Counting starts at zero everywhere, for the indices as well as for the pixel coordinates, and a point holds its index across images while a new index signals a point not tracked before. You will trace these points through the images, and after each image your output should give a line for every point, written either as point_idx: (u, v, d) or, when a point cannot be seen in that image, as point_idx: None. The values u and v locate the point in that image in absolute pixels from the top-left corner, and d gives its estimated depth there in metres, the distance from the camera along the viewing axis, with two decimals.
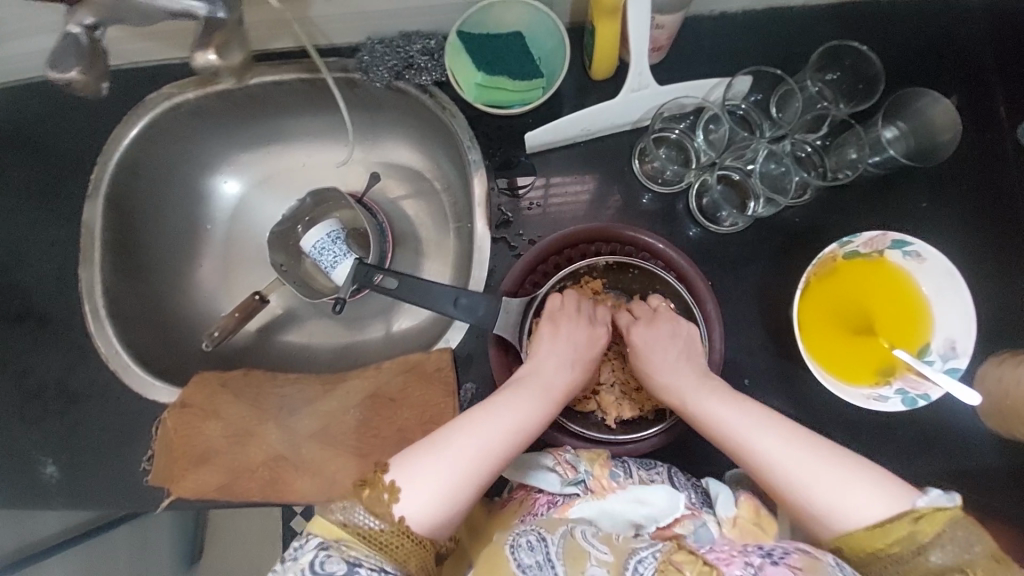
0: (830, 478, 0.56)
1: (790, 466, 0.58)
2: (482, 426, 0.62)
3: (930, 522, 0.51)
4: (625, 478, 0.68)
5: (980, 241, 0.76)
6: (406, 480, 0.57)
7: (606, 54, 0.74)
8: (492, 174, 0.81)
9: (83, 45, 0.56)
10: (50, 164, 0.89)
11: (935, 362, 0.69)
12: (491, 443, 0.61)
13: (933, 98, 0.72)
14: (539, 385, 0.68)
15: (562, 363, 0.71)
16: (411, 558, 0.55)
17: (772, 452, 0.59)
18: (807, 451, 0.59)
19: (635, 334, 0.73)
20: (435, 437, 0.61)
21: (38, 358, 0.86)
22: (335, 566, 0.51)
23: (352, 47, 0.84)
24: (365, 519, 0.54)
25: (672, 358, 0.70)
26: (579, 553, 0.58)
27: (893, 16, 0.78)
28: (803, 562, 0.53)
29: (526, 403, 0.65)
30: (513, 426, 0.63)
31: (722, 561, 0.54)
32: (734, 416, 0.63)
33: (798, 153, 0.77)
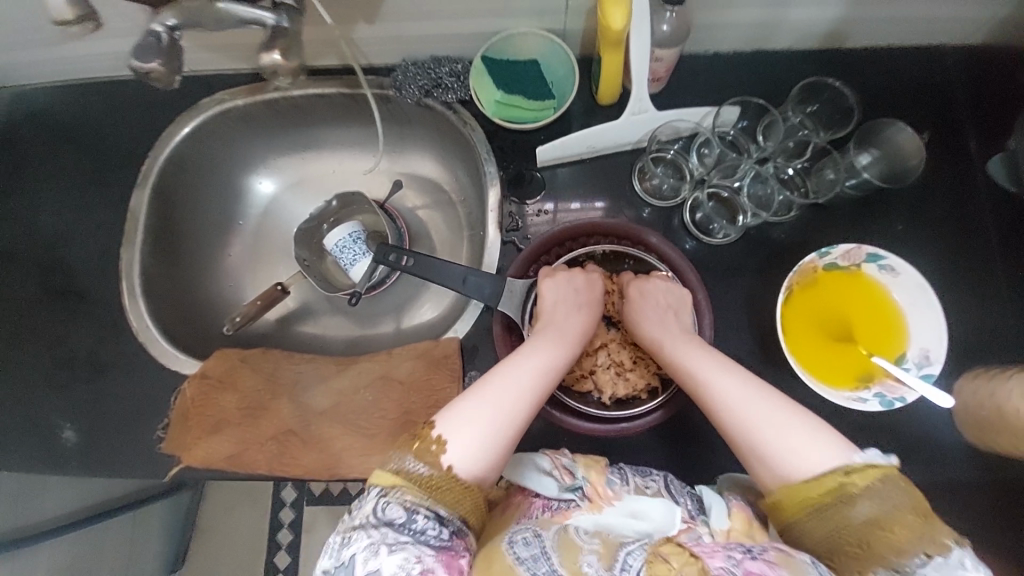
0: (796, 433, 0.60)
1: (744, 407, 0.64)
2: (513, 372, 0.68)
3: (862, 476, 0.56)
4: (620, 487, 0.71)
5: (953, 264, 0.82)
6: (451, 431, 0.62)
7: (611, 81, 0.83)
8: (505, 185, 0.89)
9: (163, 43, 0.66)
10: (108, 155, 0.99)
11: (911, 369, 0.74)
12: (523, 391, 0.66)
13: (899, 127, 0.81)
14: (558, 333, 0.74)
15: (575, 311, 0.77)
16: (462, 503, 0.59)
17: (742, 406, 0.64)
18: (765, 403, 0.64)
19: (632, 287, 0.79)
20: (474, 390, 0.66)
21: (74, 327, 0.92)
22: (396, 513, 0.56)
23: (388, 67, 0.95)
24: (416, 466, 0.59)
25: (660, 317, 0.76)
26: (570, 545, 0.62)
27: (869, 62, 0.88)
28: (779, 557, 0.55)
29: (548, 347, 0.72)
30: (541, 368, 0.69)
31: (705, 553, 0.57)
32: (715, 373, 0.67)
33: (782, 175, 0.86)
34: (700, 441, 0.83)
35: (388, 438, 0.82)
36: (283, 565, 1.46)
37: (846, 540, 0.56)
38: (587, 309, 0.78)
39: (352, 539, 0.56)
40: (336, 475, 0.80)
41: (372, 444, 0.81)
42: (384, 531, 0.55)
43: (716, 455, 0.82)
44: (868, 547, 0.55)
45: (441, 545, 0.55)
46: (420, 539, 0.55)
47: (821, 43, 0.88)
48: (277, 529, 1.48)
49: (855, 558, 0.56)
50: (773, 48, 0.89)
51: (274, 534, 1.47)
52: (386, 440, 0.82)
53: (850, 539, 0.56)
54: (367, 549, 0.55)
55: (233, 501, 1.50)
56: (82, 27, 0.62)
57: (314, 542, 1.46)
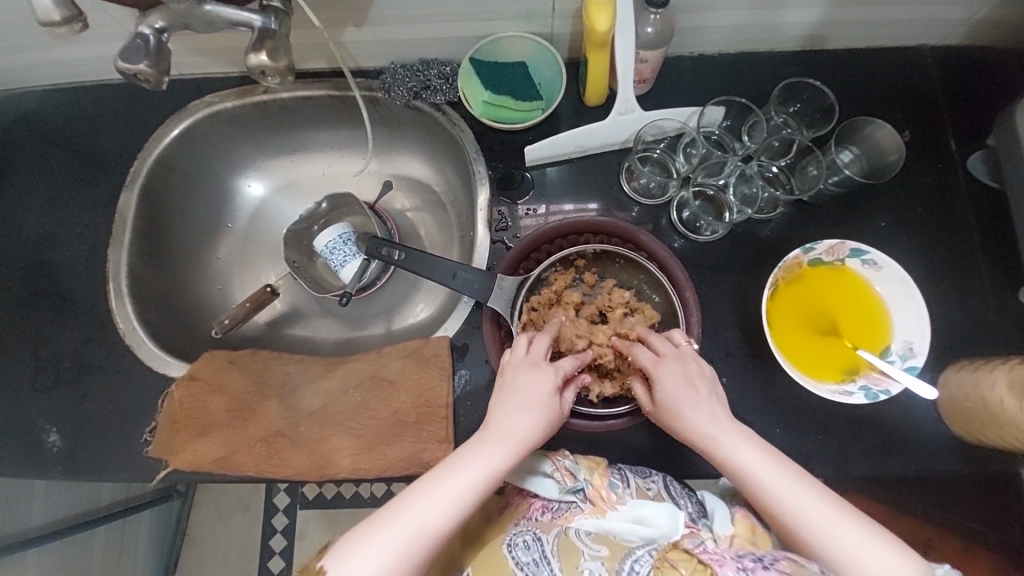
0: (852, 538, 0.57)
1: (802, 514, 0.59)
2: (426, 496, 0.59)
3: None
4: (623, 489, 0.72)
5: (934, 259, 0.84)
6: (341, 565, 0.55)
7: (598, 82, 0.84)
8: (495, 184, 0.90)
9: (151, 45, 0.66)
10: (96, 156, 0.98)
11: (895, 361, 0.75)
12: (434, 516, 0.58)
13: (876, 124, 0.83)
14: (495, 442, 0.63)
15: (522, 411, 0.65)
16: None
17: (798, 509, 0.59)
18: (830, 511, 0.58)
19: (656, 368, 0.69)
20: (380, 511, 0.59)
21: (58, 331, 0.91)
22: None
23: (377, 70, 0.96)
24: None
25: (688, 401, 0.66)
26: (571, 548, 0.67)
27: (849, 63, 0.90)
28: (790, 567, 0.59)
29: (473, 464, 0.61)
30: (457, 495, 0.59)
31: (715, 561, 0.63)
32: (762, 467, 0.61)
33: (766, 174, 0.87)
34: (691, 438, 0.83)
35: (379, 438, 0.81)
36: (277, 570, 1.44)
37: None
38: (536, 409, 0.65)
39: None
40: (325, 476, 0.79)
41: (362, 444, 0.81)
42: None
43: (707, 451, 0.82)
44: None
45: None
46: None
47: (802, 46, 0.90)
48: (268, 535, 1.46)
49: None
50: (757, 50, 0.90)
51: (266, 540, 1.46)
52: (377, 441, 0.81)
53: None
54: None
55: (223, 508, 1.48)
56: (70, 29, 0.62)
57: (306, 548, 1.44)
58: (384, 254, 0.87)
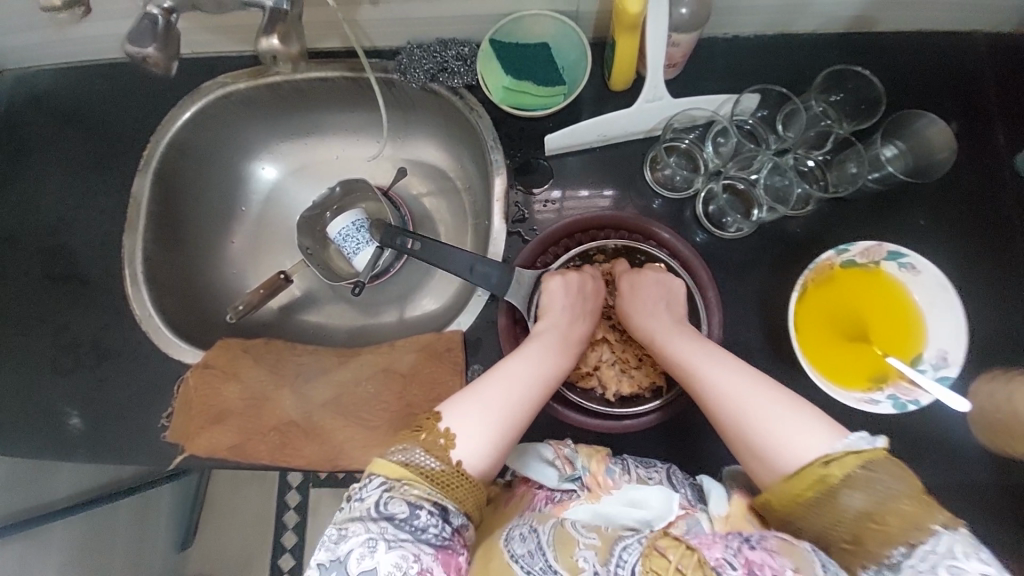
0: (777, 421, 0.60)
1: (739, 406, 0.63)
2: (521, 372, 0.68)
3: (841, 465, 0.55)
4: (620, 475, 0.71)
5: (974, 261, 0.79)
6: (458, 426, 0.62)
7: (625, 66, 0.79)
8: (513, 174, 0.87)
9: (159, 26, 0.64)
10: (108, 138, 0.97)
11: (927, 371, 0.72)
12: (529, 388, 0.67)
13: (929, 119, 0.77)
14: (567, 334, 0.74)
15: (581, 314, 0.77)
16: (468, 498, 0.59)
17: (740, 400, 0.63)
18: (769, 400, 0.62)
19: (624, 279, 0.79)
20: (478, 384, 0.66)
21: (77, 315, 0.91)
22: (397, 508, 0.55)
23: (393, 51, 0.92)
24: (425, 459, 0.59)
25: (652, 305, 0.76)
26: (566, 539, 0.62)
27: (897, 48, 0.84)
28: (779, 546, 0.53)
29: (546, 350, 0.71)
30: (549, 371, 0.69)
31: (704, 544, 0.55)
32: (705, 365, 0.67)
33: (801, 167, 0.82)
34: (705, 437, 0.81)
35: (392, 432, 0.81)
36: (290, 545, 1.49)
37: (836, 534, 0.55)
38: (593, 312, 0.78)
39: (347, 532, 0.55)
40: (338, 467, 0.79)
41: (374, 436, 0.81)
42: (383, 525, 0.55)
43: (724, 455, 0.80)
44: (857, 543, 0.54)
45: (441, 544, 0.55)
46: (421, 537, 0.54)
47: (847, 27, 0.83)
48: (282, 510, 1.51)
49: (849, 553, 0.55)
50: (797, 31, 0.84)
51: (281, 516, 1.50)
52: (388, 432, 0.81)
53: (840, 532, 0.54)
54: (364, 543, 0.54)
55: (240, 483, 1.53)
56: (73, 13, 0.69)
57: (320, 521, 1.48)
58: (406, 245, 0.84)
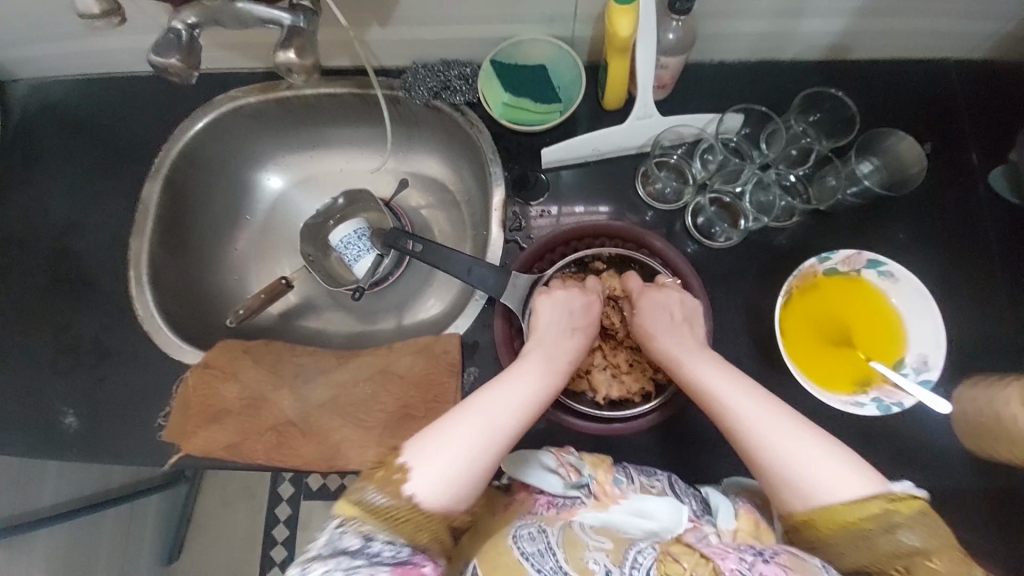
0: (812, 454, 0.60)
1: (767, 434, 0.62)
2: (494, 402, 0.65)
3: (904, 505, 0.56)
4: (627, 485, 0.72)
5: (949, 272, 0.83)
6: (418, 460, 0.60)
7: (617, 87, 0.85)
8: (511, 185, 0.91)
9: (183, 40, 0.69)
10: (121, 146, 1.01)
11: (909, 374, 0.75)
12: (500, 418, 0.64)
13: (899, 136, 0.83)
14: (552, 356, 0.72)
15: (569, 334, 0.75)
16: (423, 532, 0.57)
17: (766, 429, 0.62)
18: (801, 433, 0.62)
19: (642, 297, 0.78)
20: (449, 414, 0.64)
21: (80, 315, 0.93)
22: (351, 540, 0.55)
23: (399, 69, 0.97)
24: (377, 497, 0.57)
25: (670, 325, 0.75)
26: (575, 541, 0.64)
27: (869, 75, 0.90)
28: (791, 561, 0.57)
29: (524, 380, 0.68)
30: (523, 402, 0.66)
31: (717, 554, 0.60)
32: (733, 391, 0.66)
33: (784, 182, 0.87)
34: (696, 440, 0.82)
35: (389, 432, 0.82)
36: (280, 559, 1.45)
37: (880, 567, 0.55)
38: (582, 331, 0.76)
39: (308, 569, 0.53)
40: (333, 467, 0.80)
41: (370, 437, 0.82)
42: (337, 559, 0.53)
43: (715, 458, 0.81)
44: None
45: (399, 561, 0.54)
46: (376, 560, 0.53)
47: (823, 55, 0.90)
48: (271, 527, 1.48)
49: None
50: (777, 58, 0.90)
51: (270, 531, 1.47)
52: (385, 433, 0.82)
53: (886, 564, 0.55)
54: None
55: (228, 498, 1.50)
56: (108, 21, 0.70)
57: (309, 538, 1.45)
58: (406, 245, 0.88)
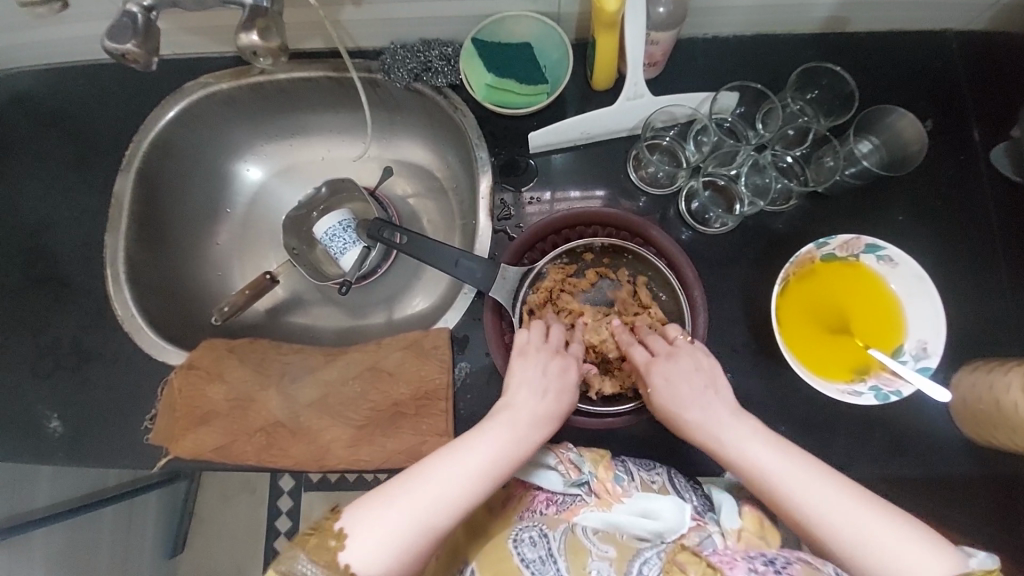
0: (883, 536, 0.55)
1: (829, 518, 0.57)
2: (444, 471, 0.60)
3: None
4: (628, 482, 0.72)
5: (950, 252, 0.81)
6: (355, 526, 0.56)
7: (606, 65, 0.80)
8: (498, 171, 0.87)
9: (139, 24, 0.64)
10: (89, 138, 0.96)
11: (907, 361, 0.73)
12: (449, 492, 0.59)
13: (899, 113, 0.79)
14: (520, 423, 0.65)
15: (541, 397, 0.68)
16: None
17: (822, 512, 0.57)
18: (865, 513, 0.57)
19: (654, 375, 0.69)
20: (400, 477, 0.60)
21: (58, 317, 0.90)
22: None
23: (377, 51, 0.92)
24: (307, 567, 0.54)
25: (695, 390, 0.67)
26: (578, 547, 0.66)
27: (870, 47, 0.86)
28: (804, 570, 0.58)
29: (482, 446, 0.62)
30: (476, 473, 0.61)
31: (725, 563, 0.59)
32: (782, 467, 0.60)
33: (780, 164, 0.84)
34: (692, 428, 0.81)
35: (381, 430, 0.81)
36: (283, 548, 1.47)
37: None
38: (557, 393, 0.69)
39: None
40: (326, 467, 0.79)
41: (362, 435, 0.81)
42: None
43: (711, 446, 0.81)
44: None
45: None
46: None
47: (822, 27, 0.85)
48: (272, 516, 1.49)
49: None
50: (774, 31, 0.86)
51: (272, 520, 1.48)
52: (376, 431, 0.81)
53: None
54: None
55: (228, 489, 1.51)
56: (49, 7, 0.80)
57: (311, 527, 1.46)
58: (394, 240, 0.84)
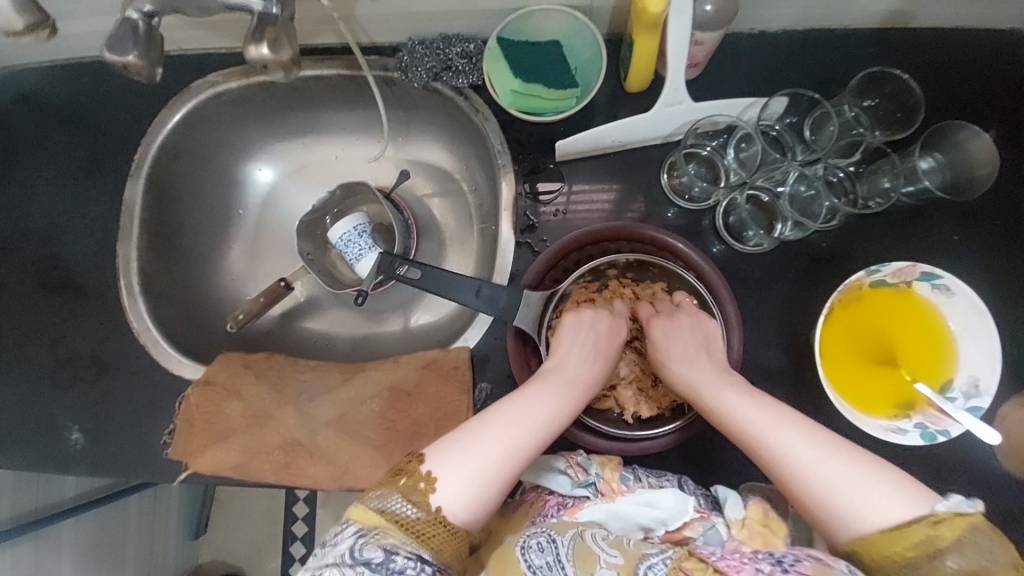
0: (849, 480, 0.55)
1: (802, 462, 0.57)
2: (515, 416, 0.62)
3: (950, 527, 0.51)
4: (634, 482, 0.69)
5: (1008, 275, 0.75)
6: (441, 470, 0.58)
7: (643, 66, 0.74)
8: (521, 178, 0.82)
9: (140, 32, 0.60)
10: (96, 141, 0.92)
11: (957, 399, 0.69)
12: (522, 436, 0.61)
13: (973, 131, 0.72)
14: (571, 378, 0.68)
15: (591, 357, 0.70)
16: (446, 548, 0.56)
17: (791, 450, 0.57)
18: (830, 454, 0.57)
19: (655, 326, 0.73)
20: (472, 425, 0.61)
21: (73, 327, 0.89)
22: (373, 553, 0.52)
23: (393, 47, 0.86)
24: (402, 506, 0.55)
25: (691, 350, 0.70)
26: (587, 553, 0.58)
27: (936, 45, 0.78)
28: (814, 568, 0.52)
29: (543, 394, 0.65)
30: (544, 417, 0.63)
31: (731, 567, 0.54)
32: (757, 414, 0.61)
33: (830, 178, 0.78)
34: (722, 457, 0.78)
35: (399, 452, 0.79)
36: (301, 535, 1.50)
37: None
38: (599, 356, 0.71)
39: None
40: (344, 488, 0.78)
41: (381, 456, 0.79)
42: (359, 571, 0.51)
43: (740, 475, 0.78)
44: None
45: None
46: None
47: (883, 22, 0.77)
48: (290, 506, 1.52)
49: None
50: (828, 26, 0.78)
51: (290, 508, 1.51)
52: (394, 453, 0.79)
53: None
54: None
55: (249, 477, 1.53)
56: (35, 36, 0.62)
57: (327, 517, 1.49)
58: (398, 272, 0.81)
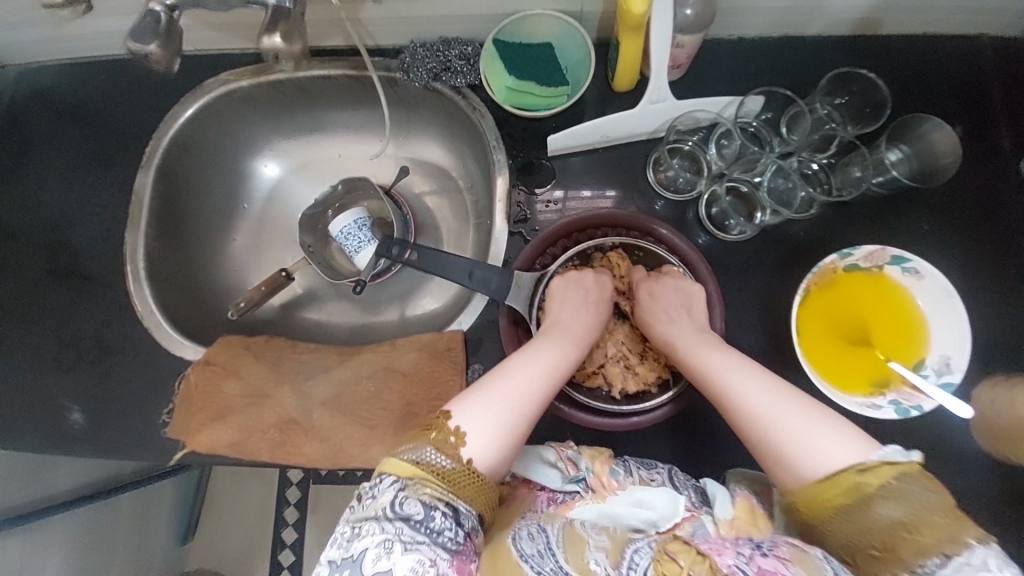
0: (795, 423, 0.58)
1: (762, 408, 0.61)
2: (524, 366, 0.66)
3: (876, 475, 0.53)
4: (624, 477, 0.71)
5: (976, 263, 0.79)
6: (469, 424, 0.60)
7: (628, 67, 0.79)
8: (515, 174, 0.86)
9: (161, 24, 0.65)
10: (111, 133, 0.97)
11: (930, 376, 0.72)
12: (535, 382, 0.65)
13: (935, 124, 0.77)
14: (568, 332, 0.73)
15: (583, 309, 0.76)
16: (480, 497, 0.57)
17: (754, 396, 0.61)
18: (788, 401, 0.60)
19: (643, 288, 0.78)
20: (487, 380, 0.64)
21: (79, 310, 0.92)
22: (413, 508, 0.54)
23: (396, 49, 0.92)
24: (436, 458, 0.57)
25: (671, 309, 0.74)
26: (576, 540, 0.60)
27: (901, 50, 0.83)
28: (792, 554, 0.52)
29: (546, 347, 0.70)
30: (551, 365, 0.68)
31: (715, 550, 0.54)
32: (726, 364, 0.66)
33: (805, 170, 0.82)
34: (707, 438, 0.80)
35: (393, 431, 0.81)
36: (290, 540, 1.48)
37: (868, 543, 0.52)
38: (591, 308, 0.77)
39: (362, 530, 0.53)
40: (338, 466, 0.79)
41: (375, 436, 0.81)
42: (399, 526, 0.53)
43: (725, 456, 0.80)
44: (889, 550, 0.52)
45: (455, 549, 0.53)
46: (437, 540, 0.53)
47: (853, 29, 0.83)
48: (281, 506, 1.51)
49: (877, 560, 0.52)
50: (802, 33, 0.84)
51: (280, 511, 1.49)
52: (388, 432, 0.81)
53: (874, 543, 0.52)
54: (380, 544, 0.52)
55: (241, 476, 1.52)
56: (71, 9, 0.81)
57: (318, 518, 1.48)
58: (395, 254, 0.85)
